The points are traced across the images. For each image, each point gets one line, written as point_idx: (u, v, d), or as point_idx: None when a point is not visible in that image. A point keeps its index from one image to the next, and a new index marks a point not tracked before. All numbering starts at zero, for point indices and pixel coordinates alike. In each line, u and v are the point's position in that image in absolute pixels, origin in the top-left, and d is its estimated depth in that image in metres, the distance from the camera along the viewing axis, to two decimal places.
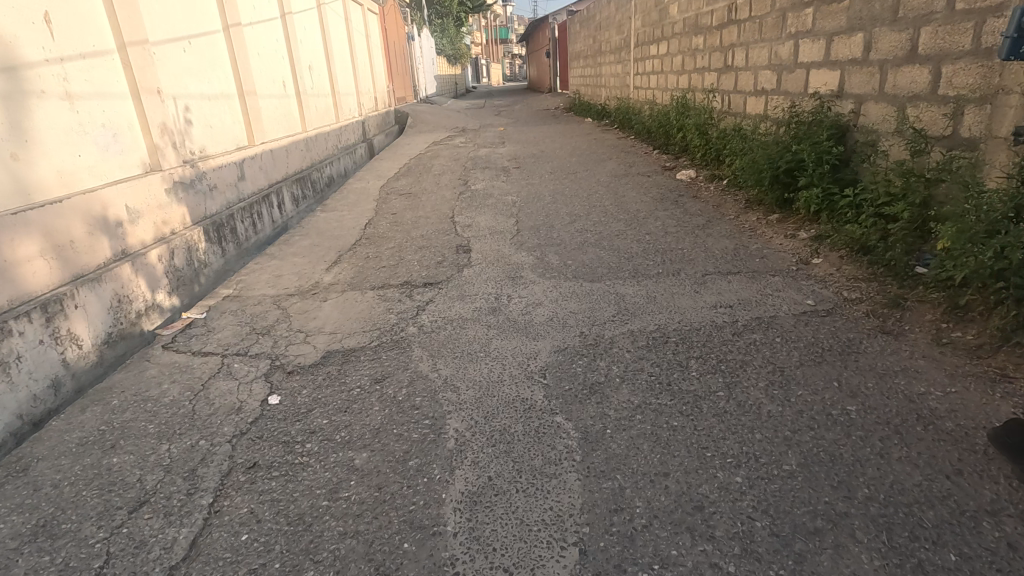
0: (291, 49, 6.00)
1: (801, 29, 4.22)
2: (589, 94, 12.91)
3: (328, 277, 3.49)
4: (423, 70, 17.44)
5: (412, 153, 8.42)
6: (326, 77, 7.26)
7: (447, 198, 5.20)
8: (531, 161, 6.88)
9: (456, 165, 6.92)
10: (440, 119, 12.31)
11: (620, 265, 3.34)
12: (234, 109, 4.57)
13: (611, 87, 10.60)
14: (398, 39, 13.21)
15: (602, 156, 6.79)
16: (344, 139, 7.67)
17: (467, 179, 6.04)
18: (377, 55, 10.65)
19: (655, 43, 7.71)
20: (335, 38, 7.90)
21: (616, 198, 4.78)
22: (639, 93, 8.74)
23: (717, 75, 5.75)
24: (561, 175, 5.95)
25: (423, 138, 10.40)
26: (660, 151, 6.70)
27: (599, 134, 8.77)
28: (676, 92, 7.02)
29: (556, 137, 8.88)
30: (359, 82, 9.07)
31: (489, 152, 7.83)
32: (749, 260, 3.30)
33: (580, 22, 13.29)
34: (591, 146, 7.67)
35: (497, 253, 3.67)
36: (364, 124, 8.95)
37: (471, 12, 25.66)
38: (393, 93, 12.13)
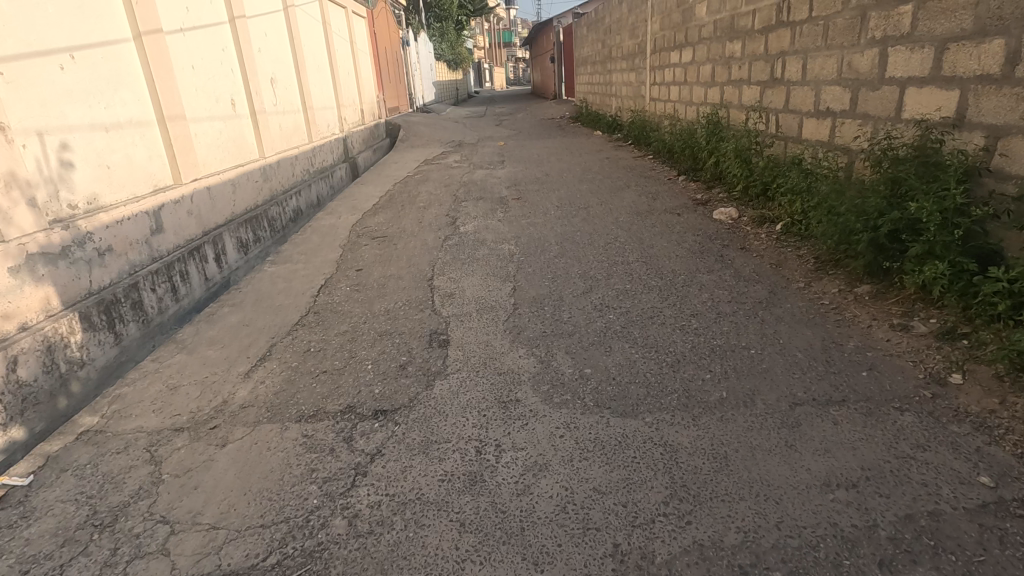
0: (245, 61, 4.99)
1: (892, 32, 3.17)
2: (597, 103, 11.86)
3: (247, 386, 2.49)
4: (419, 77, 16.41)
5: (398, 175, 7.41)
6: (293, 90, 6.23)
7: (429, 245, 4.19)
8: (533, 189, 5.85)
9: (444, 194, 5.90)
10: (434, 131, 11.30)
11: (659, 376, 2.32)
12: (150, 140, 3.55)
13: (623, 97, 9.54)
14: (390, 44, 12.17)
15: (617, 184, 5.76)
16: (317, 162, 6.66)
17: (457, 215, 5.04)
18: (363, 62, 9.61)
19: (678, 49, 6.65)
20: (307, 45, 6.87)
21: (640, 250, 3.75)
22: (657, 106, 7.68)
23: (762, 90, 4.70)
24: (569, 210, 4.92)
25: (414, 154, 9.39)
26: (687, 178, 5.67)
27: (612, 152, 7.72)
28: (706, 106, 5.96)
29: (563, 155, 7.85)
30: (339, 94, 8.04)
31: (486, 176, 6.80)
32: (849, 371, 2.26)
33: (588, 25, 12.24)
34: (602, 168, 6.63)
35: (485, 345, 2.66)
36: (346, 142, 7.94)
37: (472, 15, 24.64)
38: (383, 103, 11.09)
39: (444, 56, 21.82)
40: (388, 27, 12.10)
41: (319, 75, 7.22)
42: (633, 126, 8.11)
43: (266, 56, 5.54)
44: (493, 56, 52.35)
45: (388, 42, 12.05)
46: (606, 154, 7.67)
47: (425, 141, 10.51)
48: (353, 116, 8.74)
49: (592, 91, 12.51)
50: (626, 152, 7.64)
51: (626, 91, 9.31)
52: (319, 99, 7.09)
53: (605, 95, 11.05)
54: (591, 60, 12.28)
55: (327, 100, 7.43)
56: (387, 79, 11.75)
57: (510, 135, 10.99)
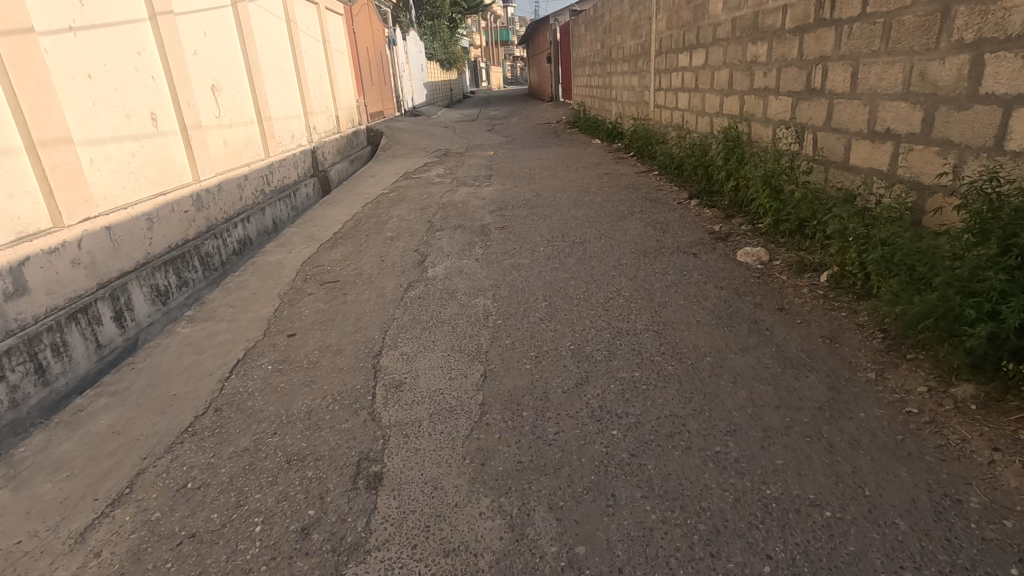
0: (173, 67, 4.16)
1: (991, 33, 2.36)
2: (596, 108, 11.03)
3: (73, 563, 1.67)
4: (407, 78, 15.55)
5: (371, 193, 6.58)
6: (243, 100, 5.40)
7: (385, 297, 3.37)
8: (521, 213, 5.03)
9: (417, 220, 5.08)
10: (419, 138, 10.47)
11: (690, 567, 1.50)
12: (9, 172, 2.72)
13: (624, 103, 8.71)
14: (372, 44, 11.31)
15: (618, 209, 4.94)
16: (274, 180, 5.82)
17: (428, 250, 4.21)
18: (337, 64, 8.78)
19: (689, 50, 5.83)
20: (265, 46, 6.04)
21: (649, 313, 2.93)
22: (663, 114, 6.85)
23: (796, 103, 3.88)
24: (562, 245, 4.10)
25: (394, 165, 8.56)
26: (700, 203, 4.87)
27: (612, 166, 6.90)
28: (722, 118, 5.16)
29: (557, 169, 7.04)
30: (306, 101, 7.20)
31: (469, 195, 5.99)
32: (988, 564, 1.45)
33: (586, 24, 11.39)
34: (600, 187, 5.81)
35: (433, 487, 1.84)
36: (313, 154, 7.12)
37: (466, 13, 23.78)
38: (364, 108, 10.25)
39: (436, 56, 20.90)
40: (370, 25, 11.24)
41: (280, 80, 6.38)
42: (636, 136, 7.28)
43: (204, 59, 4.70)
44: (489, 55, 51.44)
45: (370, 41, 11.19)
46: (605, 168, 6.84)
47: (408, 149, 9.68)
48: (324, 125, 7.92)
49: (590, 94, 11.67)
50: (627, 167, 6.82)
51: (627, 96, 8.49)
52: (279, 107, 6.25)
53: (604, 99, 10.22)
54: (589, 61, 11.45)
55: (289, 108, 6.59)
56: (369, 83, 10.91)
57: (502, 143, 10.16)
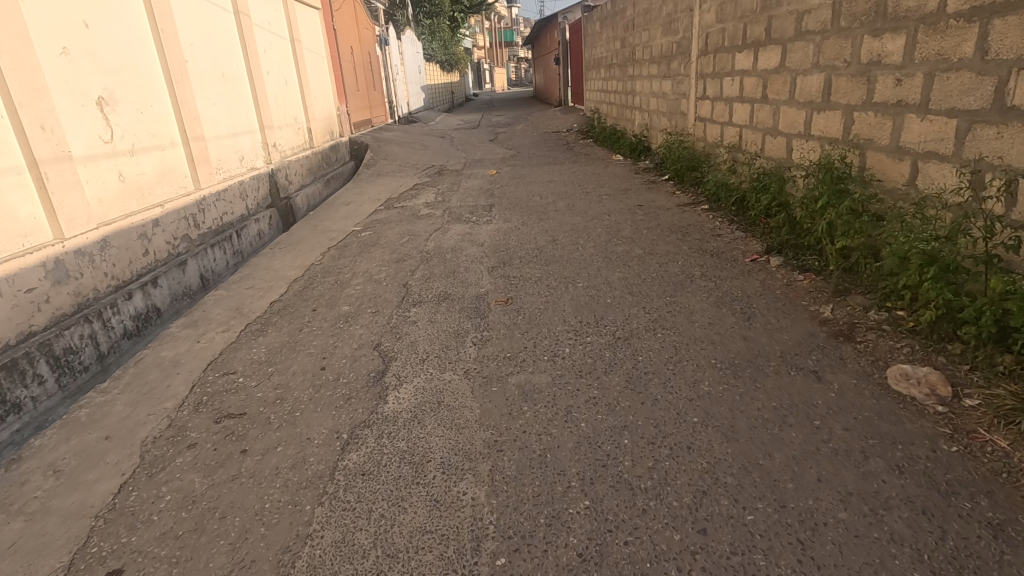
0: (13, 72, 2.77)
1: None
2: (614, 116, 9.61)
3: None
4: (402, 81, 14.17)
5: (339, 230, 5.19)
6: (156, 115, 4.00)
7: (306, 467, 1.98)
8: (531, 274, 3.64)
9: (388, 283, 3.69)
10: (410, 151, 9.08)
11: None
12: None
13: (653, 113, 7.28)
14: (358, 43, 9.92)
15: (667, 270, 3.53)
16: (206, 220, 4.43)
17: (395, 346, 2.82)
18: (308, 66, 7.38)
19: (755, 48, 4.42)
20: (198, 43, 4.65)
21: (787, 550, 1.52)
22: (711, 130, 5.43)
23: (971, 130, 2.47)
24: (596, 343, 2.71)
25: (377, 187, 7.16)
26: (786, 261, 3.47)
27: (643, 196, 5.49)
28: (810, 141, 3.75)
29: (574, 198, 5.65)
30: (262, 112, 5.80)
31: (463, 237, 4.60)
32: None
33: (602, 19, 9.97)
34: (635, 229, 4.40)
35: None
36: (270, 180, 5.73)
37: (468, 12, 22.37)
38: (345, 118, 8.86)
39: (436, 57, 19.49)
40: (355, 21, 9.83)
41: (221, 88, 4.99)
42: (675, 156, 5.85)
43: (82, 61, 3.31)
44: (493, 56, 50.08)
45: (356, 40, 9.77)
46: (637, 198, 5.42)
47: (396, 166, 8.30)
48: (289, 141, 6.54)
49: (606, 100, 10.25)
50: (663, 197, 5.40)
51: (658, 105, 7.07)
52: (218, 123, 4.85)
53: (625, 107, 8.79)
54: (606, 63, 10.03)
55: (234, 123, 5.19)
56: (354, 88, 9.51)
57: (505, 157, 8.76)
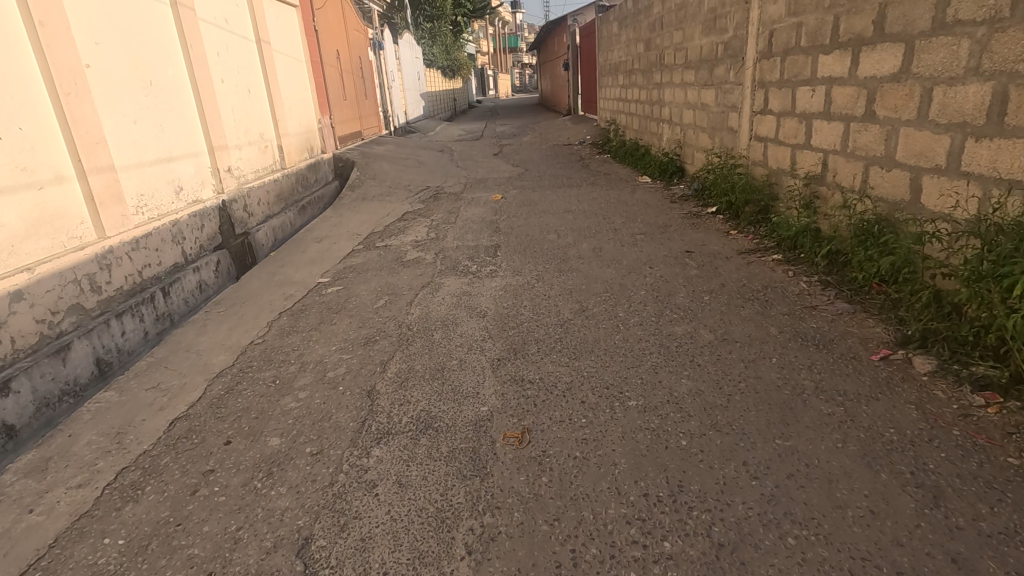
0: None
1: None
2: (636, 130, 8.46)
3: None
4: (398, 89, 13.04)
5: (301, 284, 4.03)
6: (29, 141, 2.86)
7: None
8: (557, 379, 2.47)
9: (348, 390, 2.54)
10: (403, 169, 7.93)
11: None
12: None
13: (690, 129, 6.12)
14: (346, 46, 8.81)
15: (760, 377, 2.36)
16: (113, 280, 3.29)
17: (335, 548, 1.66)
18: (279, 73, 6.25)
19: (855, 49, 3.27)
20: (109, 42, 3.51)
21: None
22: (777, 154, 4.26)
23: None
24: (682, 559, 1.54)
25: (360, 216, 6.01)
26: (944, 366, 2.29)
27: (689, 237, 4.32)
28: (962, 182, 2.58)
29: (601, 237, 4.50)
30: (212, 130, 4.67)
31: (458, 301, 3.45)
32: None
33: (622, 20, 8.85)
34: (692, 295, 3.23)
35: None
36: (218, 215, 4.58)
37: (470, 15, 21.29)
38: (327, 131, 7.73)
39: (436, 63, 18.38)
40: (342, 21, 8.72)
41: (145, 100, 3.85)
42: (728, 187, 4.69)
43: None
44: (497, 62, 49.08)
45: (343, 43, 8.67)
46: (682, 240, 4.25)
47: (386, 188, 7.15)
48: (251, 164, 5.40)
49: (625, 110, 9.10)
50: (716, 240, 4.23)
51: (696, 120, 5.91)
52: (139, 147, 3.72)
53: (651, 119, 7.64)
54: (626, 69, 8.88)
55: (167, 145, 4.06)
56: (340, 97, 8.39)
57: (512, 177, 7.61)
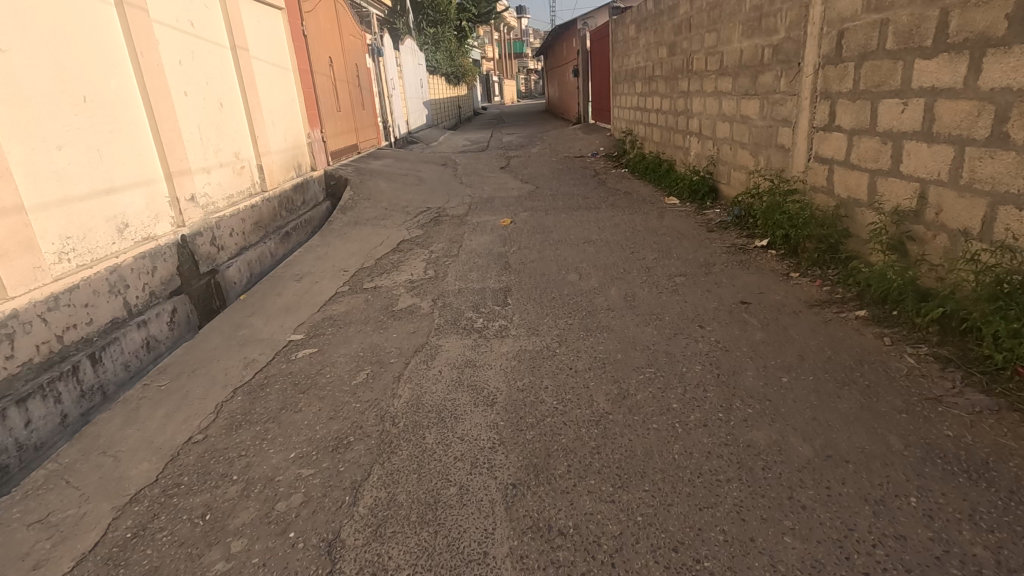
0: None
1: None
2: (657, 143, 7.72)
3: None
4: (399, 97, 12.35)
5: (269, 342, 3.30)
6: None
7: None
8: (600, 530, 1.72)
9: (302, 539, 1.78)
10: (402, 187, 7.21)
11: None
12: None
13: (727, 144, 5.36)
14: (340, 53, 8.11)
15: (906, 539, 1.59)
16: (16, 353, 2.56)
17: None
18: (260, 84, 5.56)
19: (977, 52, 2.50)
20: (19, 50, 2.80)
21: None
22: (849, 180, 3.51)
23: None
24: None
25: (349, 245, 5.28)
26: None
27: (741, 281, 3.56)
28: None
29: (631, 280, 3.75)
30: (171, 152, 3.96)
31: (460, 375, 2.71)
32: None
33: (640, 22, 8.12)
34: (764, 374, 2.47)
35: None
36: (176, 253, 3.86)
37: (475, 20, 20.63)
38: (317, 146, 7.02)
39: (440, 68, 17.70)
40: (336, 26, 8.04)
41: (76, 121, 3.15)
42: (782, 218, 3.93)
43: None
44: (502, 67, 48.48)
45: (337, 49, 7.98)
46: (733, 286, 3.49)
47: (381, 210, 6.43)
48: (221, 188, 4.68)
49: (644, 121, 8.36)
50: (774, 285, 3.47)
51: (735, 134, 5.16)
52: (62, 177, 2.99)
53: (676, 130, 6.89)
54: (645, 76, 8.15)
55: (108, 174, 3.35)
56: (334, 109, 7.71)
57: (522, 196, 6.87)
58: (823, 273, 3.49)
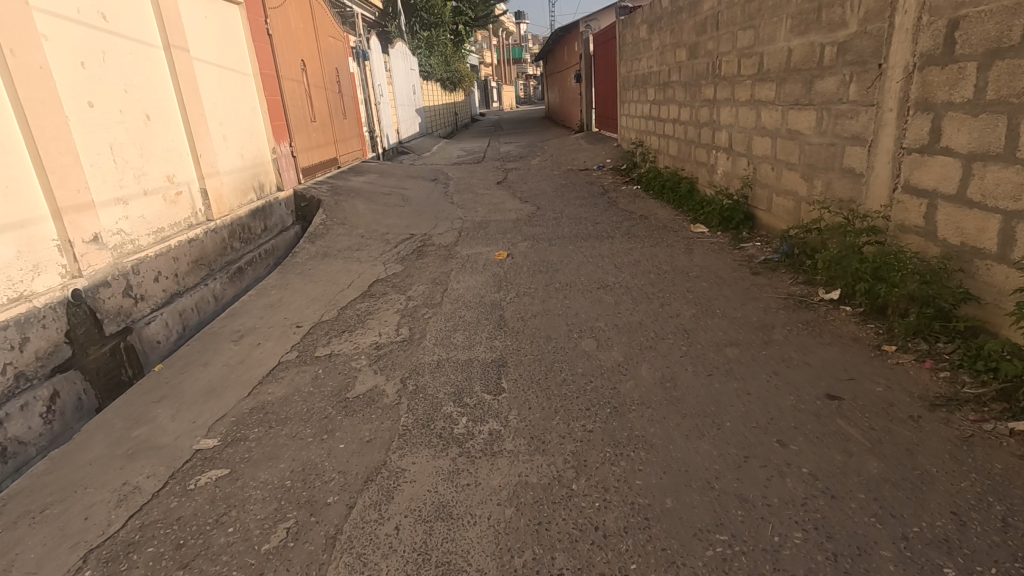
0: None
1: None
2: (674, 158, 6.80)
3: None
4: (388, 105, 11.44)
5: (168, 453, 2.37)
6: None
7: None
8: None
9: None
10: (383, 208, 6.28)
11: None
12: None
13: (769, 163, 4.45)
14: (315, 55, 7.19)
15: None
16: None
17: None
18: (206, 92, 4.66)
19: None
20: None
21: None
22: (965, 221, 2.59)
23: None
24: None
25: (311, 286, 4.34)
26: None
27: (816, 357, 2.64)
28: None
29: (668, 351, 2.83)
30: (61, 181, 3.02)
31: (427, 534, 1.78)
32: None
33: (654, 21, 7.24)
34: (907, 556, 1.55)
35: None
36: (64, 313, 2.92)
37: (472, 24, 19.79)
38: (284, 162, 6.09)
39: (435, 74, 16.83)
40: (311, 27, 7.17)
41: None
42: (861, 266, 3.01)
43: None
44: (501, 74, 47.71)
45: (311, 52, 7.10)
46: (807, 366, 2.57)
47: (355, 237, 5.49)
48: (144, 221, 3.75)
49: (658, 132, 7.45)
50: (865, 365, 2.55)
51: (781, 152, 4.24)
52: None
53: (699, 144, 5.97)
54: (659, 81, 7.24)
55: None
56: (307, 120, 6.81)
57: (520, 220, 5.94)
58: (930, 348, 2.56)
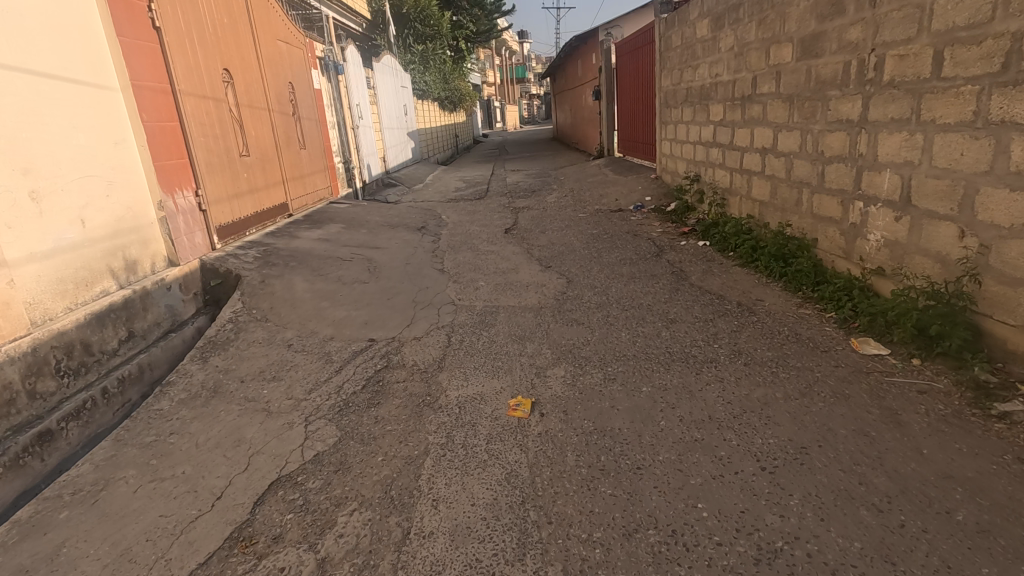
0: None
1: None
2: (767, 205, 4.69)
3: None
4: (370, 129, 9.41)
5: None
6: None
7: None
8: None
9: None
10: (336, 286, 4.18)
11: None
12: None
13: None
14: (248, 64, 5.14)
15: None
16: None
17: None
18: None
19: None
20: None
21: None
22: None
23: None
24: None
25: (148, 493, 2.22)
26: None
27: None
28: None
29: None
30: None
31: None
32: None
33: (724, 14, 5.22)
34: None
35: None
36: None
37: (473, 38, 17.93)
38: (181, 222, 3.98)
39: (432, 92, 14.91)
40: (244, 24, 5.13)
41: None
42: None
43: None
44: (505, 93, 46.19)
45: (243, 60, 5.06)
46: None
47: (279, 349, 3.38)
48: None
49: (732, 165, 5.36)
50: None
51: None
52: None
53: (822, 189, 3.86)
54: (735, 95, 5.16)
55: None
56: (234, 155, 4.73)
57: (546, 310, 3.83)
58: None
